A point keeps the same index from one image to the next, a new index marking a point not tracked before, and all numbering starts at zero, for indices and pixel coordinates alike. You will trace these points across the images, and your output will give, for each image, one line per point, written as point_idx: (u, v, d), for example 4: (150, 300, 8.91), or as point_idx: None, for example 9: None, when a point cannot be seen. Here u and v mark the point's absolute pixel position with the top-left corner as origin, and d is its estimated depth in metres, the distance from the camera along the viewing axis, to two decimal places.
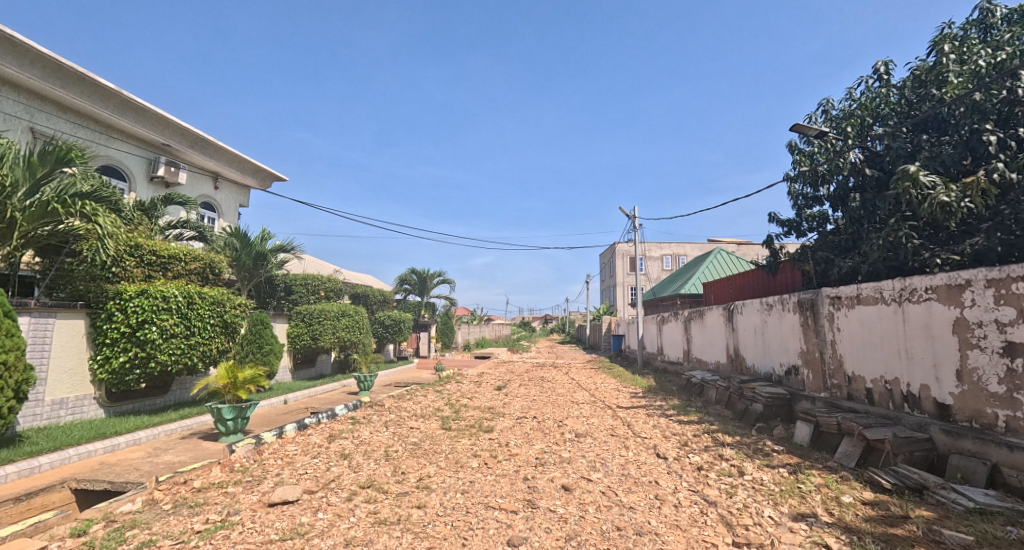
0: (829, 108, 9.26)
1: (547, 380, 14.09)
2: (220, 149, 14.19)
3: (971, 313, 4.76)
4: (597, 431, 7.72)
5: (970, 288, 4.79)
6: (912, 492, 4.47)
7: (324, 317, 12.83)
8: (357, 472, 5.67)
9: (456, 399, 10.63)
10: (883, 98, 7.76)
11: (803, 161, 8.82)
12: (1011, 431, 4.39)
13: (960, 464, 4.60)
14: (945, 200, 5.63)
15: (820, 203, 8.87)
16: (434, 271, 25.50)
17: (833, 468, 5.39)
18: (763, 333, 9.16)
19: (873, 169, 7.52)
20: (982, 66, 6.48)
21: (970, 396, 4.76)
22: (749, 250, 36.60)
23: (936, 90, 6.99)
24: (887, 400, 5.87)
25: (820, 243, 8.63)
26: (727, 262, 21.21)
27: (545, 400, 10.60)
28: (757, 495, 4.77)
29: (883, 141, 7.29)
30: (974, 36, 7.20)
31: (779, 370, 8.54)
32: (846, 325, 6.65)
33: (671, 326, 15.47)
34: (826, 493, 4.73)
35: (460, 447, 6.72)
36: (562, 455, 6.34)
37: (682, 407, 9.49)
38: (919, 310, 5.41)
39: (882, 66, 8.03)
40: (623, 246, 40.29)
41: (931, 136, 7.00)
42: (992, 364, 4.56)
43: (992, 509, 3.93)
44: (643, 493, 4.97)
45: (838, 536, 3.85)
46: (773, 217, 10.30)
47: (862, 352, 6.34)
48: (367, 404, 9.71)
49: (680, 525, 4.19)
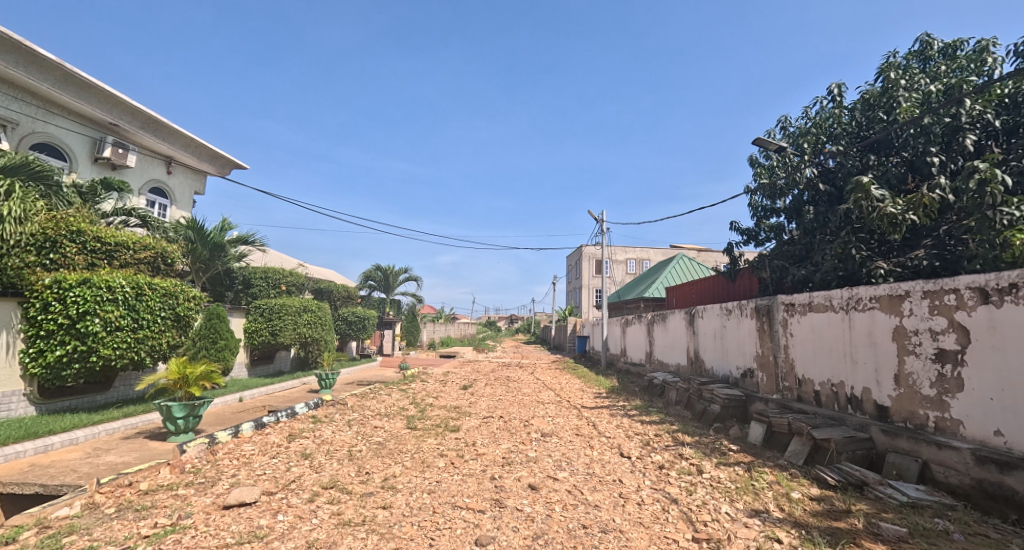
0: (787, 126, 9.77)
1: (513, 380, 14.13)
2: (175, 132, 13.47)
3: (909, 322, 5.14)
4: (562, 430, 7.82)
5: (909, 299, 5.16)
6: (854, 488, 4.77)
7: (284, 312, 12.35)
8: (318, 472, 5.53)
9: (421, 398, 10.52)
10: (835, 118, 8.26)
11: (763, 173, 9.24)
12: (939, 431, 4.76)
13: (895, 462, 4.95)
14: (892, 212, 6.02)
15: (778, 215, 9.34)
16: (400, 268, 25.05)
17: (783, 466, 5.70)
18: (722, 337, 9.54)
19: (826, 185, 8.04)
20: (929, 93, 6.94)
21: (906, 399, 5.14)
22: (710, 257, 38.08)
23: (884, 113, 7.48)
24: (833, 402, 6.26)
25: (776, 252, 9.09)
26: (689, 268, 21.95)
27: (511, 400, 10.63)
28: (715, 493, 4.99)
29: (836, 159, 7.78)
30: (915, 66, 7.78)
31: (736, 373, 8.94)
32: (799, 331, 7.04)
33: (634, 329, 15.93)
34: (777, 489, 4.98)
35: (426, 447, 6.65)
36: (528, 455, 6.40)
37: (643, 408, 9.72)
38: (864, 318, 5.80)
39: (836, 88, 8.53)
40: (591, 249, 40.84)
41: (878, 156, 7.47)
42: (925, 369, 4.94)
43: (922, 502, 4.24)
44: (607, 491, 5.09)
45: (789, 530, 4.07)
46: (733, 226, 10.80)
47: (812, 356, 6.72)
48: (329, 402, 9.45)
49: (643, 522, 4.34)
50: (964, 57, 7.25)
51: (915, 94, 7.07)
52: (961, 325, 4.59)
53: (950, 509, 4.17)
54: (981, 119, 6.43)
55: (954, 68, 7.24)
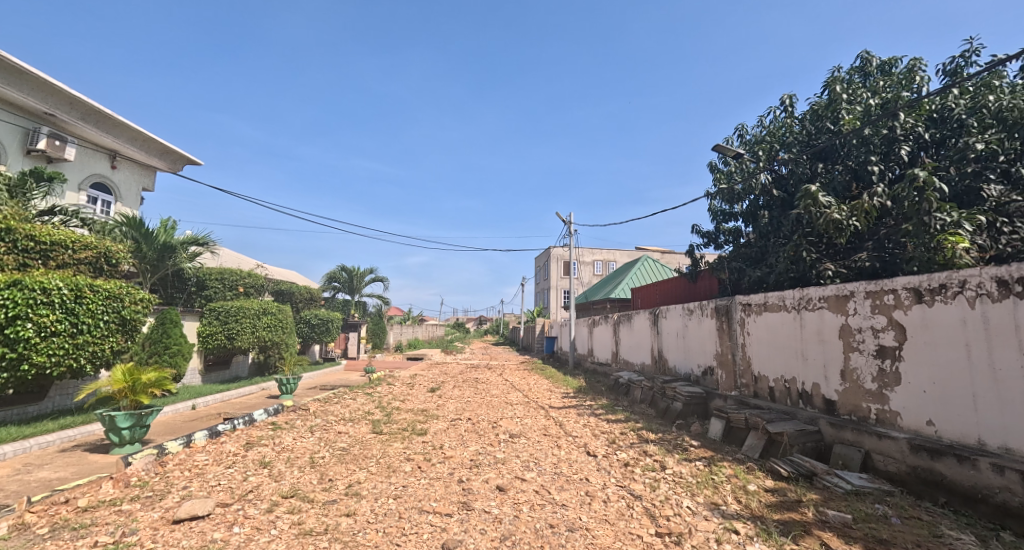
0: (744, 133, 10.21)
1: (481, 382, 14.09)
2: (121, 125, 12.75)
3: (854, 320, 5.46)
4: (530, 431, 7.88)
5: (853, 299, 5.48)
6: (804, 478, 5.03)
7: (242, 315, 11.89)
8: (278, 481, 5.36)
9: (387, 402, 10.35)
10: (787, 127, 8.69)
11: (721, 179, 9.61)
12: (880, 422, 5.08)
13: (841, 453, 5.25)
14: (837, 218, 6.40)
15: (735, 219, 9.73)
16: (366, 268, 24.57)
17: (741, 459, 5.95)
18: (684, 336, 9.84)
19: (779, 191, 8.45)
20: (869, 106, 7.39)
21: (851, 393, 5.46)
22: (673, 259, 39.18)
23: (830, 124, 7.93)
24: (786, 397, 6.57)
25: (734, 254, 9.48)
26: (654, 269, 22.53)
27: (479, 402, 10.61)
28: (677, 487, 5.14)
29: (788, 166, 8.20)
30: (857, 80, 8.28)
31: (697, 371, 9.25)
32: (755, 330, 7.35)
33: (600, 329, 16.21)
34: (735, 482, 5.19)
35: (392, 451, 6.56)
36: (496, 456, 6.41)
37: (610, 407, 9.92)
38: (813, 317, 6.12)
39: (787, 100, 8.97)
40: (559, 250, 41.25)
41: (826, 164, 7.91)
42: (868, 364, 5.26)
43: (864, 490, 4.52)
44: (573, 490, 5.17)
45: (745, 521, 4.24)
46: (695, 229, 11.18)
47: (767, 354, 7.04)
48: (289, 408, 9.16)
49: (609, 519, 4.42)
50: (898, 74, 7.78)
51: (857, 107, 7.53)
52: (899, 323, 4.92)
53: (889, 495, 4.45)
54: (914, 132, 6.93)
55: (891, 84, 7.76)
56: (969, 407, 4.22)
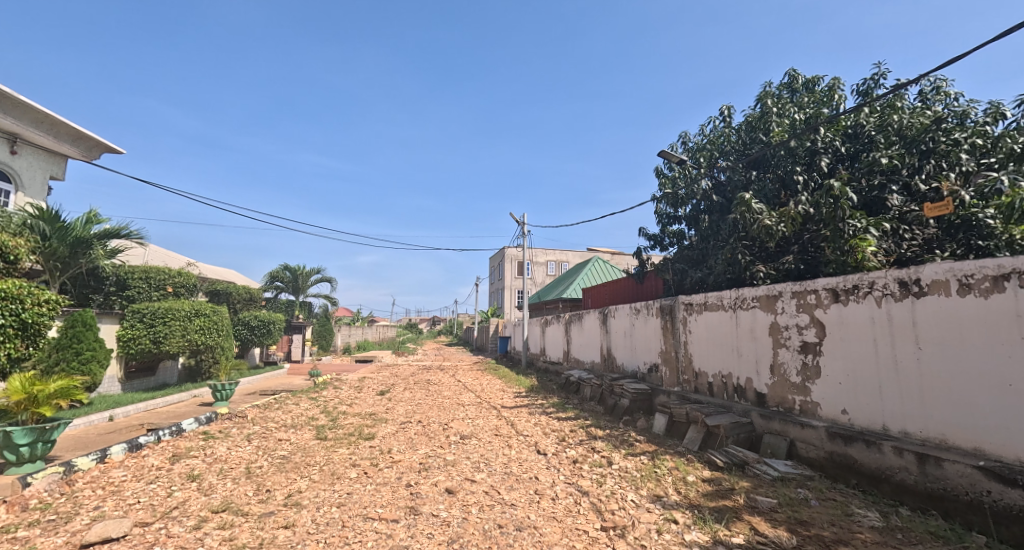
0: (686, 141, 10.69)
1: (433, 383, 13.91)
2: (25, 107, 11.52)
3: (782, 318, 5.87)
4: (482, 432, 7.86)
5: (781, 298, 5.88)
6: (737, 468, 5.35)
7: (170, 317, 11.07)
8: (208, 494, 5.04)
9: (332, 406, 9.99)
10: (725, 136, 9.19)
11: (666, 184, 10.01)
12: (803, 412, 5.48)
13: (770, 442, 5.62)
14: (768, 224, 6.86)
15: (679, 222, 10.17)
16: (312, 268, 23.57)
17: (682, 452, 6.23)
18: (631, 335, 10.18)
19: (718, 196, 8.93)
20: (795, 120, 7.96)
21: (779, 386, 5.86)
22: (623, 260, 40.41)
23: (762, 135, 8.47)
24: (723, 392, 6.95)
25: (678, 256, 9.91)
26: (604, 270, 23.14)
27: (430, 404, 10.47)
28: (622, 482, 5.31)
29: (726, 173, 8.67)
30: (786, 95, 8.88)
31: (643, 368, 9.58)
32: (696, 328, 7.72)
33: (552, 328, 16.44)
34: (676, 474, 5.43)
35: (337, 457, 6.34)
36: (446, 458, 6.35)
37: (561, 405, 10.09)
38: (747, 316, 6.51)
39: (725, 111, 9.49)
40: (513, 250, 41.44)
41: (758, 172, 8.43)
42: (793, 359, 5.66)
43: (788, 476, 4.86)
44: (523, 489, 5.22)
45: (684, 511, 4.44)
46: (642, 231, 11.58)
47: (706, 351, 7.42)
48: (224, 416, 8.63)
49: (556, 516, 4.50)
50: (820, 91, 8.43)
51: (785, 120, 8.08)
52: (819, 321, 5.33)
53: (810, 480, 4.82)
54: (833, 145, 7.54)
55: (815, 100, 8.39)
56: (876, 397, 4.64)
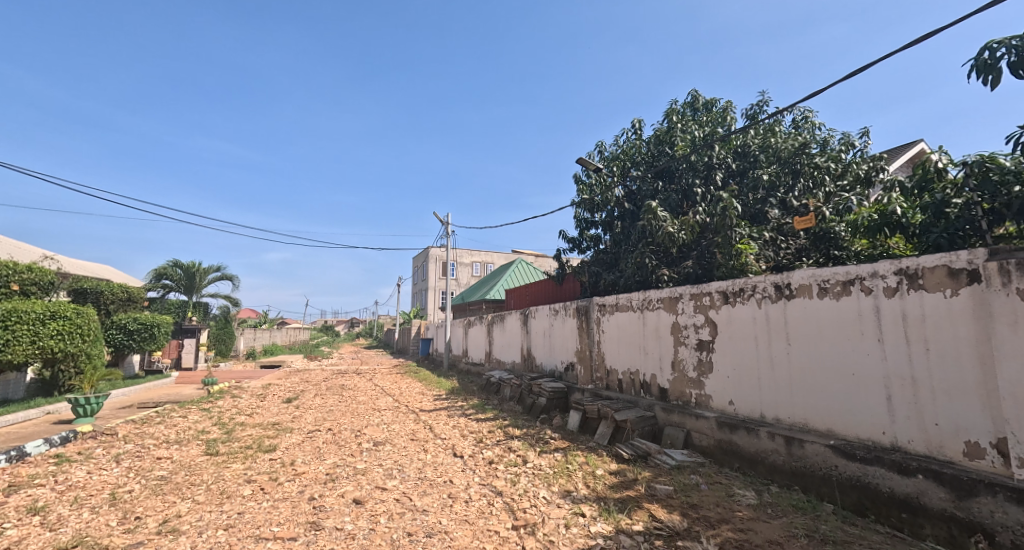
0: (603, 150, 11.21)
1: (347, 389, 13.23)
2: None
3: (682, 319, 6.32)
4: (396, 437, 7.60)
5: (681, 300, 6.34)
6: (640, 459, 5.67)
7: (16, 321, 9.39)
8: (57, 529, 4.33)
9: (228, 418, 9.10)
10: (636, 148, 9.77)
11: (584, 190, 10.42)
12: (698, 404, 5.95)
13: (670, 433, 6.04)
14: (671, 231, 7.38)
15: (595, 227, 10.61)
16: (211, 265, 21.36)
17: (592, 447, 6.48)
18: (549, 335, 10.44)
19: (629, 203, 9.47)
20: (695, 136, 8.65)
21: (678, 381, 6.31)
22: (546, 263, 41.46)
23: (668, 148, 9.11)
24: (631, 388, 7.35)
25: (593, 259, 10.34)
26: (527, 271, 23.59)
27: (343, 410, 9.93)
28: (535, 479, 5.39)
29: (636, 183, 9.23)
30: (689, 112, 9.63)
31: (560, 366, 9.87)
32: (608, 328, 8.09)
33: (474, 329, 16.42)
34: (586, 468, 5.63)
35: (229, 474, 5.77)
36: (356, 467, 6.04)
37: (480, 406, 10.07)
38: (653, 316, 6.94)
39: (636, 123, 10.08)
40: (437, 251, 40.83)
41: (665, 182, 9.05)
42: (691, 356, 6.13)
43: (684, 464, 5.24)
44: (436, 494, 5.10)
45: (592, 503, 4.60)
46: (561, 235, 11.93)
47: (617, 349, 7.80)
48: (88, 435, 7.49)
49: (468, 519, 4.45)
50: (718, 112, 9.25)
51: (687, 136, 8.76)
52: (712, 321, 5.82)
53: (702, 466, 5.23)
54: (725, 162, 8.33)
55: (713, 118, 9.19)
56: (755, 388, 5.15)
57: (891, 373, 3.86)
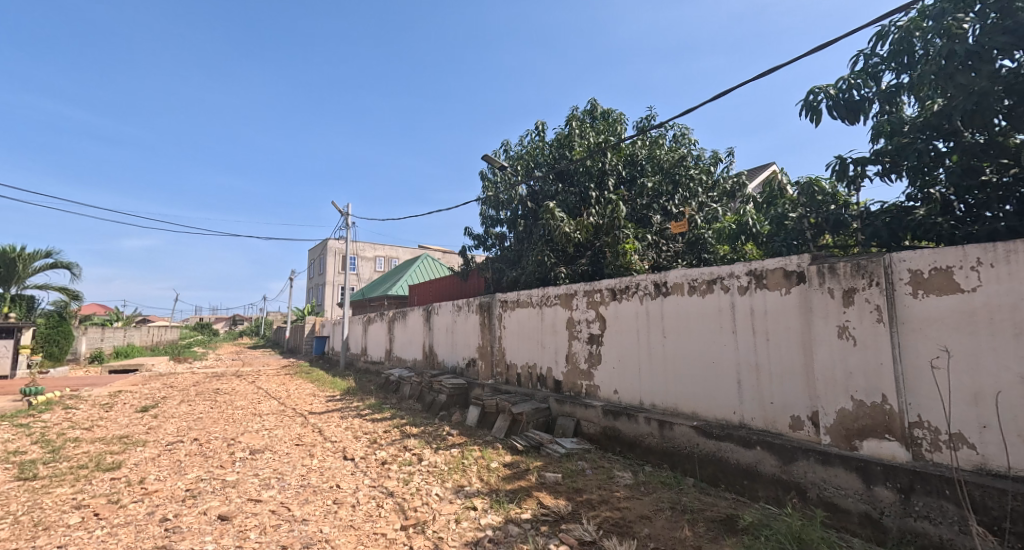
0: (508, 149, 11.41)
1: (223, 393, 11.91)
2: None
3: (576, 314, 6.67)
4: (278, 443, 7.01)
5: (576, 297, 6.68)
6: (533, 450, 5.89)
7: None
8: None
9: (60, 433, 7.67)
10: (539, 149, 10.09)
11: (489, 187, 10.51)
12: (588, 395, 6.33)
13: (562, 423, 6.36)
14: (567, 231, 7.74)
15: (500, 225, 10.76)
16: (39, 251, 17.88)
17: (489, 441, 6.59)
18: (451, 331, 10.39)
19: (532, 203, 9.76)
20: (592, 142, 9.16)
21: (571, 374, 6.65)
22: (452, 259, 41.16)
23: (567, 152, 9.53)
24: (528, 381, 7.59)
25: (497, 256, 10.48)
26: (432, 267, 23.22)
27: (216, 417, 8.92)
28: (429, 477, 5.33)
29: (538, 183, 9.55)
30: (588, 119, 10.16)
31: (461, 362, 9.87)
32: (509, 323, 8.26)
33: (374, 326, 15.76)
34: (481, 462, 5.70)
35: (55, 501, 4.86)
36: (225, 479, 5.46)
37: (376, 406, 9.70)
38: (550, 312, 7.22)
39: (540, 126, 10.41)
40: (335, 243, 38.46)
41: (564, 184, 9.47)
42: (583, 349, 6.49)
43: (572, 451, 5.55)
44: (319, 501, 4.80)
45: (483, 496, 4.67)
46: (467, 231, 11.91)
47: (516, 345, 8.00)
48: None
49: (353, 524, 4.25)
50: (614, 121, 9.89)
51: (586, 142, 9.24)
52: (602, 316, 6.22)
53: (588, 452, 5.58)
54: (617, 169, 8.94)
55: (609, 127, 9.81)
56: (636, 378, 5.62)
57: (741, 360, 4.45)
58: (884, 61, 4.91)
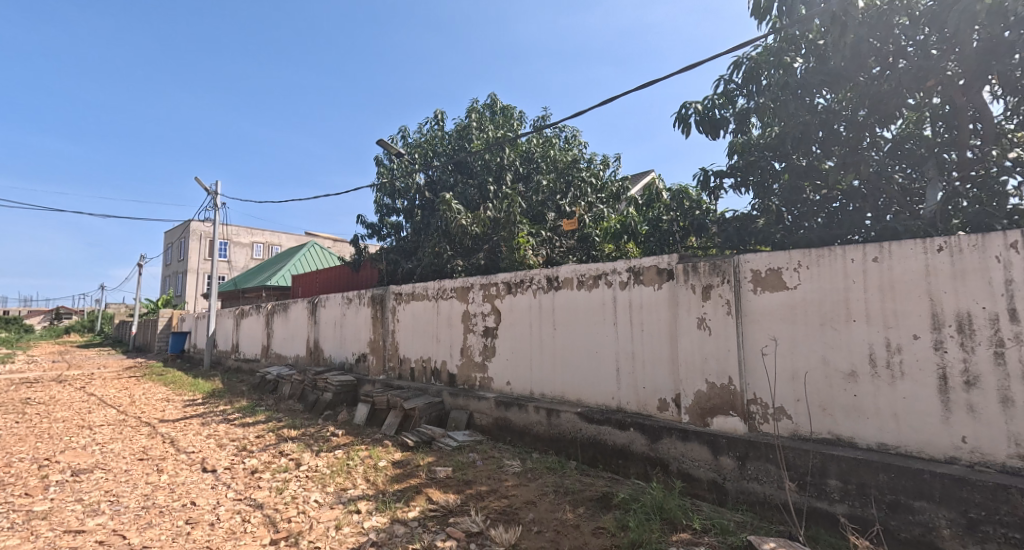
0: (406, 135, 11.00)
1: (39, 403, 9.79)
2: None
3: (472, 307, 6.66)
4: (115, 460, 5.95)
5: (472, 290, 6.66)
6: (425, 445, 5.79)
7: None
8: None
9: None
10: (438, 139, 9.86)
11: (384, 174, 10.01)
12: (482, 387, 6.38)
13: (455, 416, 6.36)
14: (464, 224, 7.68)
15: (397, 214, 10.33)
16: None
17: (378, 439, 6.31)
18: (340, 326, 9.75)
19: (430, 193, 9.52)
20: (490, 136, 9.19)
21: (466, 367, 6.64)
22: (343, 248, 38.75)
23: (466, 144, 9.45)
24: (422, 376, 7.42)
25: (392, 247, 10.06)
26: (319, 256, 21.60)
27: (28, 433, 7.30)
28: (307, 483, 4.93)
29: (436, 173, 9.35)
30: (488, 113, 10.17)
31: (350, 358, 9.33)
32: (403, 317, 7.98)
33: (248, 320, 14.19)
34: (368, 463, 5.44)
35: None
36: (33, 510, 4.47)
37: (248, 408, 8.74)
38: (446, 305, 7.12)
39: (439, 115, 10.18)
40: (202, 226, 33.87)
41: (462, 176, 9.37)
42: (478, 342, 6.52)
43: (464, 444, 5.56)
44: (167, 523, 4.17)
45: (369, 499, 4.45)
46: (360, 219, 11.24)
47: (410, 338, 7.77)
48: None
49: (211, 544, 3.77)
50: (513, 117, 10.03)
51: (485, 135, 9.24)
52: (497, 309, 6.29)
53: (480, 444, 5.64)
54: (514, 164, 9.09)
55: (509, 123, 9.93)
56: (527, 369, 5.79)
57: (620, 350, 4.80)
58: (738, 87, 5.62)
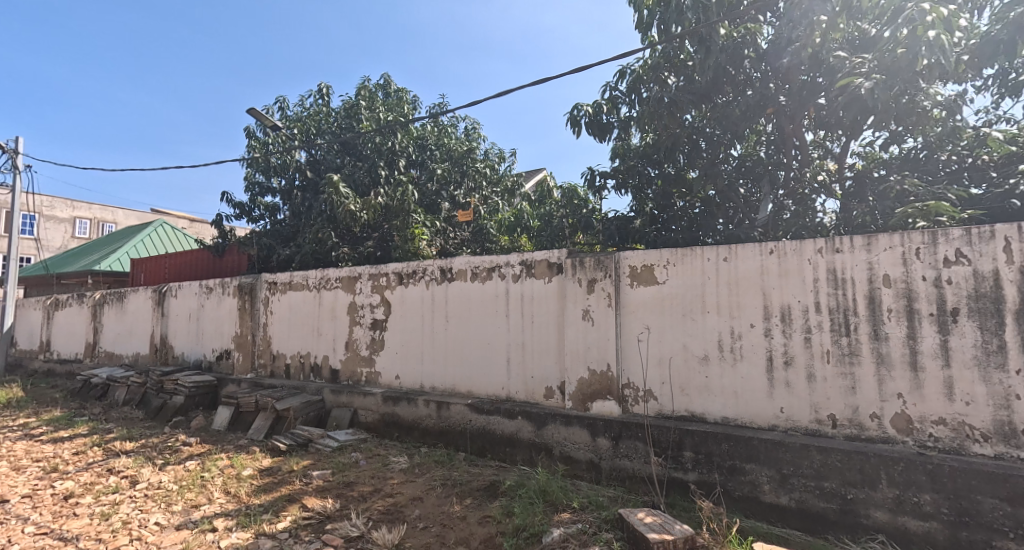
0: (284, 107, 9.92)
1: None
2: None
3: (359, 299, 6.26)
4: None
5: (360, 280, 6.26)
6: (300, 448, 5.32)
7: None
8: None
9: None
10: (323, 115, 9.07)
11: (256, 147, 8.91)
12: (368, 382, 6.05)
13: (337, 414, 5.95)
14: (352, 209, 7.17)
15: (272, 194, 9.28)
16: None
17: (243, 445, 5.63)
18: (197, 319, 8.49)
19: (312, 173, 8.72)
20: (383, 117, 8.69)
21: (350, 361, 6.24)
22: (202, 230, 33.85)
23: (356, 123, 8.82)
24: (299, 373, 6.80)
25: (265, 231, 9.02)
26: (169, 237, 18.55)
27: None
28: (147, 504, 4.20)
29: (320, 152, 8.59)
30: (381, 93, 9.61)
31: (209, 356, 8.17)
32: (277, 308, 7.20)
33: (67, 312, 11.63)
34: (228, 473, 4.82)
35: None
36: None
37: (65, 419, 7.16)
38: (329, 296, 6.59)
39: (325, 89, 9.36)
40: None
41: (350, 158, 8.74)
42: (365, 335, 6.16)
43: (346, 444, 5.22)
44: None
45: (228, 515, 3.94)
46: (226, 197, 9.87)
47: (286, 332, 7.06)
48: None
49: None
50: (408, 101, 9.61)
51: (376, 116, 8.71)
52: (387, 300, 6.00)
53: (363, 442, 5.35)
54: (407, 150, 8.73)
55: (403, 106, 9.49)
56: (418, 362, 5.63)
57: (510, 341, 4.90)
58: (621, 95, 6.06)
